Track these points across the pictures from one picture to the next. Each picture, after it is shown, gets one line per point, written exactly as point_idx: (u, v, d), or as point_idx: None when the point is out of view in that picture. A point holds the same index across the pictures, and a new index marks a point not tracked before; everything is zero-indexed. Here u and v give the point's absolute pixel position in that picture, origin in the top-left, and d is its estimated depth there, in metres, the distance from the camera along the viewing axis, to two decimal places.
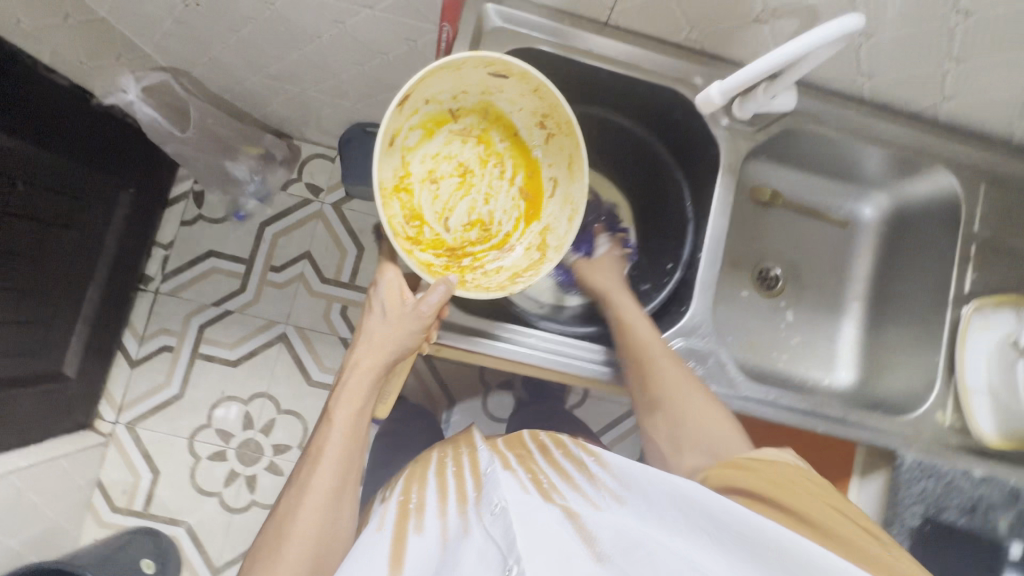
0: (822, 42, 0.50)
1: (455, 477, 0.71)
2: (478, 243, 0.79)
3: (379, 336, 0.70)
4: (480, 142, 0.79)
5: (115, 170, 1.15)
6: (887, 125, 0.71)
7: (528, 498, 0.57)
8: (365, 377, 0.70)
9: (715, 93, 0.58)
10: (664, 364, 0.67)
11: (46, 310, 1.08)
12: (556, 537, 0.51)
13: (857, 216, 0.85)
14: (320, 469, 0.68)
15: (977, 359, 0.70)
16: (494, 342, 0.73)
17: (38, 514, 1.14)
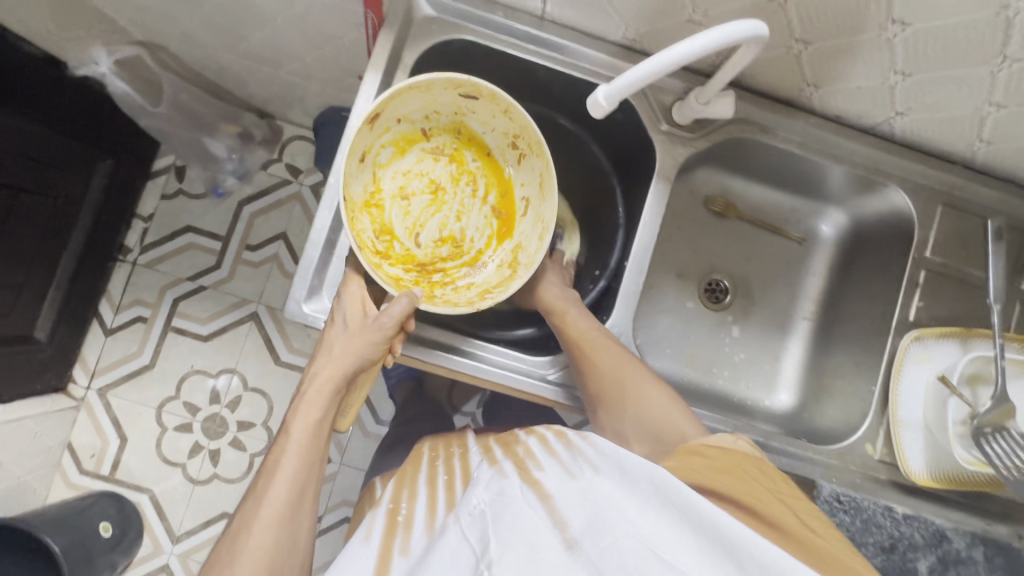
0: (719, 44, 0.46)
1: (444, 487, 0.73)
2: (449, 259, 0.76)
3: (339, 348, 0.67)
4: (454, 160, 0.76)
5: (93, 142, 1.17)
6: (840, 139, 0.68)
7: (500, 488, 0.55)
8: (324, 389, 0.67)
9: (601, 97, 0.50)
10: (602, 356, 0.65)
11: (18, 274, 1.10)
12: (524, 520, 0.49)
13: (815, 233, 0.81)
14: (275, 486, 0.64)
15: (913, 395, 0.68)
16: (415, 345, 0.72)
17: (4, 471, 1.18)
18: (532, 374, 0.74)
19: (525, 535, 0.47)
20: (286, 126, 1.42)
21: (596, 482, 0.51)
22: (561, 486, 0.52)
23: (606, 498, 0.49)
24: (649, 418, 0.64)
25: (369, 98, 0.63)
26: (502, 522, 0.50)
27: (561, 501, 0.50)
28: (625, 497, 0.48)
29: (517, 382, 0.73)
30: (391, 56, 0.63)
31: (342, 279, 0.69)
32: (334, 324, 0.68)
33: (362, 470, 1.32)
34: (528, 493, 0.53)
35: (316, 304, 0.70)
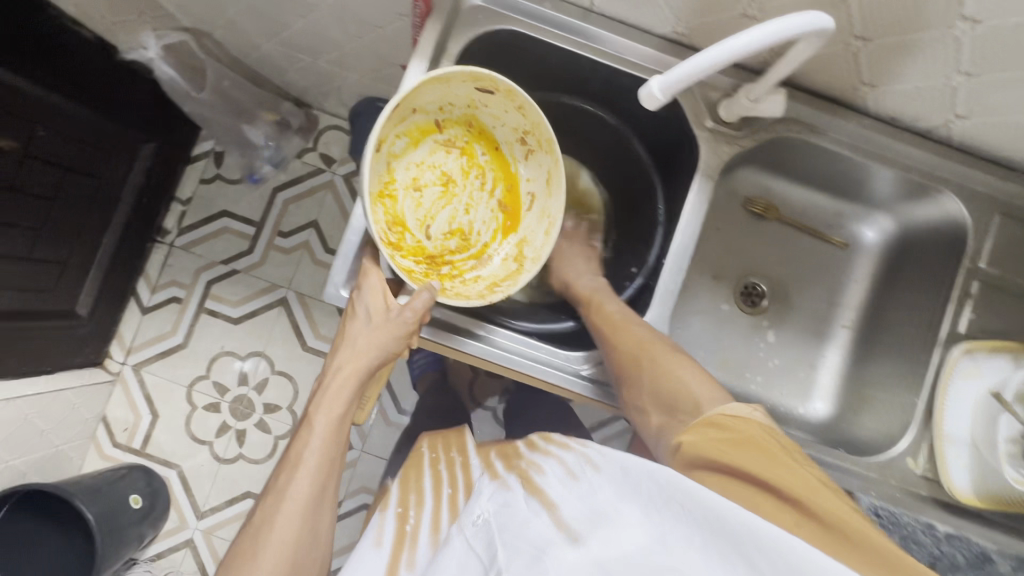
0: (783, 36, 0.44)
1: (449, 500, 0.77)
2: (457, 252, 0.76)
3: (361, 344, 0.68)
4: (464, 153, 0.76)
5: (138, 125, 1.21)
6: (892, 141, 0.66)
7: (505, 500, 0.59)
8: (345, 384, 0.68)
9: (656, 89, 0.49)
10: (629, 332, 0.66)
11: (63, 250, 1.15)
12: (526, 530, 0.52)
13: (858, 239, 0.79)
14: (297, 480, 0.66)
15: (959, 408, 0.65)
16: (449, 333, 0.72)
17: (44, 439, 1.23)
18: (565, 368, 0.73)
19: (529, 542, 0.50)
20: (322, 116, 1.44)
21: (597, 485, 0.53)
22: (565, 499, 0.54)
23: (606, 502, 0.51)
24: (665, 394, 0.63)
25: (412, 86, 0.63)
26: (507, 531, 0.53)
27: (563, 508, 0.53)
28: (623, 497, 0.50)
29: (549, 375, 0.72)
30: (436, 45, 0.63)
31: (361, 271, 0.69)
32: (354, 319, 0.68)
33: (383, 458, 1.33)
34: (533, 504, 0.55)
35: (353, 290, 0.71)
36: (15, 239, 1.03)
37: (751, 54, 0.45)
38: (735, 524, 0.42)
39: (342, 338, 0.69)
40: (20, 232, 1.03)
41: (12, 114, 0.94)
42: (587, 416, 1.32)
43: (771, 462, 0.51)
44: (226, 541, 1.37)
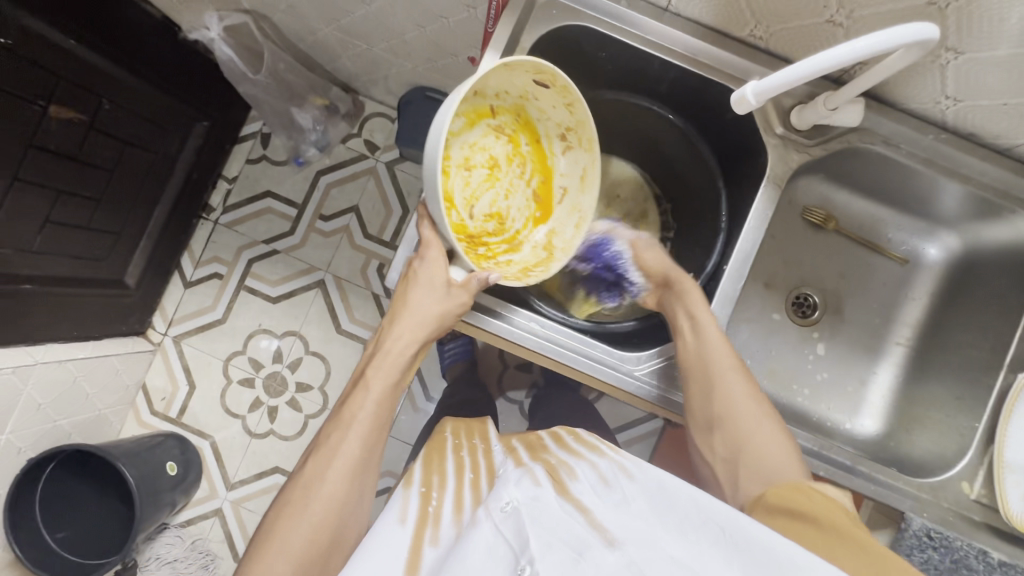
0: (882, 47, 0.43)
1: (471, 482, 0.69)
2: (493, 235, 0.74)
3: (420, 310, 0.68)
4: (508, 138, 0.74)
5: (194, 103, 1.24)
6: (970, 158, 0.64)
7: (534, 493, 0.54)
8: (400, 351, 0.70)
9: (749, 93, 0.51)
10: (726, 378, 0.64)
11: (117, 221, 1.19)
12: (559, 525, 0.50)
13: (919, 255, 0.77)
14: (348, 440, 0.66)
15: (1022, 435, 0.63)
16: (501, 322, 0.70)
17: (88, 402, 1.27)
18: (618, 367, 0.70)
19: (563, 538, 0.48)
20: (368, 103, 1.46)
21: (629, 496, 0.52)
22: (596, 503, 0.51)
23: (638, 515, 0.50)
24: (762, 457, 0.61)
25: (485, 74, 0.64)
26: (539, 523, 0.50)
27: (589, 504, 0.51)
28: (657, 513, 0.50)
29: (600, 373, 0.70)
30: (509, 38, 0.63)
31: (421, 241, 0.68)
32: (419, 287, 0.68)
33: (410, 443, 1.35)
34: (558, 499, 0.53)
35: None
36: (74, 208, 1.07)
37: (854, 64, 0.44)
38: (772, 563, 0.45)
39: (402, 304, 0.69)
40: (80, 202, 1.07)
41: (77, 84, 0.97)
42: (614, 416, 1.32)
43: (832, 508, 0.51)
44: (253, 513, 1.41)
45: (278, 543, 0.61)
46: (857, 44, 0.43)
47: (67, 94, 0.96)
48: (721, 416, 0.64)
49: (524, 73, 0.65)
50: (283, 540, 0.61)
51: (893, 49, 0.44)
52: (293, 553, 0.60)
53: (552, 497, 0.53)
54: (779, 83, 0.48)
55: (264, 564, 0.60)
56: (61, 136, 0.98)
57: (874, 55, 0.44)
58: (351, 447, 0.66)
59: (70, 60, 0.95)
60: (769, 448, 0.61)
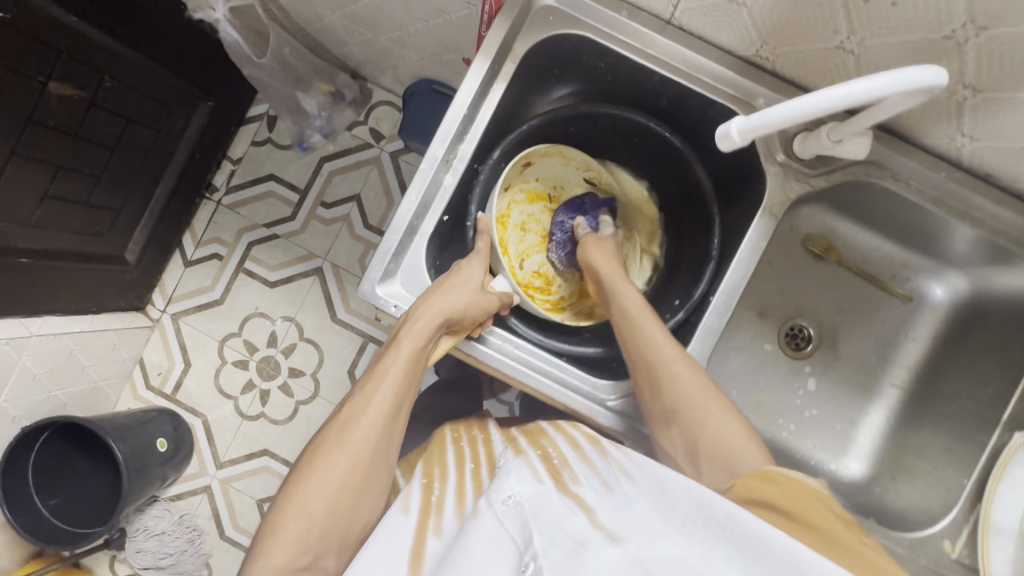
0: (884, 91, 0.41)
1: (472, 476, 0.68)
2: (538, 290, 0.80)
3: (457, 283, 0.66)
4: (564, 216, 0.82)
5: (200, 83, 1.23)
6: (984, 200, 0.60)
7: (537, 490, 0.55)
8: (432, 323, 0.63)
9: (734, 130, 0.51)
10: (677, 369, 0.61)
11: (117, 199, 1.19)
12: (561, 523, 0.49)
13: (924, 295, 0.73)
14: (379, 394, 0.62)
15: (1014, 496, 0.59)
16: (472, 342, 0.69)
17: (84, 374, 1.29)
18: (591, 397, 0.68)
19: (566, 534, 0.48)
20: (375, 90, 1.43)
21: (630, 496, 0.51)
22: (600, 503, 0.51)
23: (640, 518, 0.49)
24: (723, 444, 0.57)
25: (475, 80, 0.61)
26: (542, 519, 0.50)
27: (594, 506, 0.51)
28: (657, 511, 0.48)
29: (573, 402, 0.67)
30: (502, 44, 0.61)
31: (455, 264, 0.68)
32: (456, 272, 0.67)
33: None
34: (561, 498, 0.53)
35: (389, 287, 0.65)
36: (76, 184, 1.07)
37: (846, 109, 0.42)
38: (768, 556, 0.42)
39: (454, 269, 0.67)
40: (80, 178, 1.07)
41: (79, 60, 0.96)
42: None
43: (805, 501, 0.48)
44: (241, 493, 1.43)
45: (308, 486, 0.57)
46: (852, 88, 0.41)
47: (68, 70, 0.96)
48: (674, 410, 0.60)
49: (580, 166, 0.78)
50: (315, 480, 0.58)
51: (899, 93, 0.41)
52: (323, 497, 0.57)
53: (556, 496, 0.53)
54: (768, 124, 0.47)
55: (294, 505, 0.57)
56: (63, 114, 0.98)
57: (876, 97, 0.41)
58: (385, 396, 0.62)
59: (70, 36, 0.93)
60: (726, 430, 0.58)
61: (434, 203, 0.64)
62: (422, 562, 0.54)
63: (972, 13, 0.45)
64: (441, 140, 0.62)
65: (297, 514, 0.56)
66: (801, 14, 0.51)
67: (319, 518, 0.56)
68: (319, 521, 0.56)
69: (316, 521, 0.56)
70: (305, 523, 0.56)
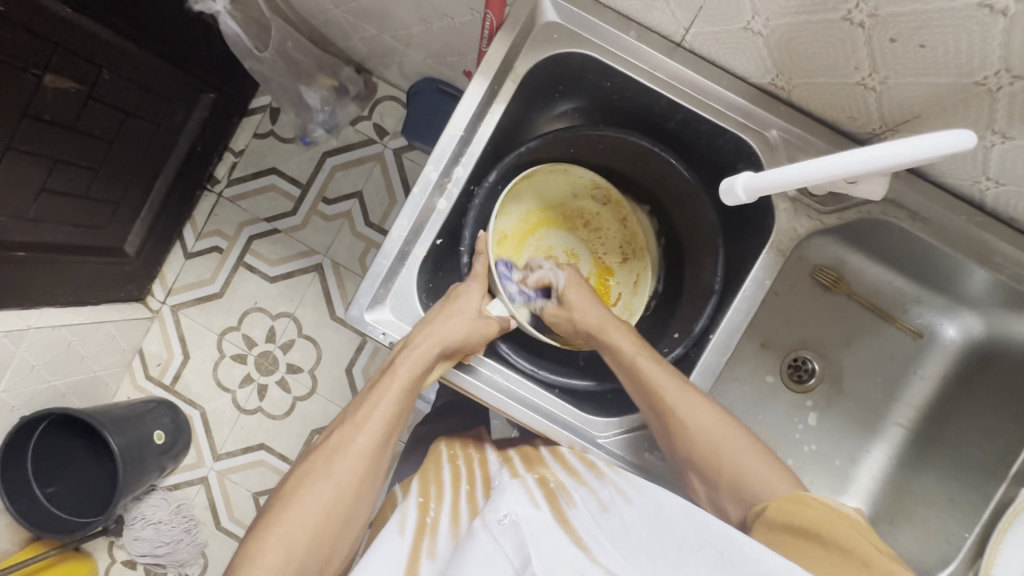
0: (903, 157, 0.39)
1: (466, 497, 0.69)
2: None
3: (451, 315, 0.64)
4: (569, 236, 0.82)
5: (202, 74, 1.21)
6: (993, 240, 0.59)
7: (533, 514, 0.54)
8: (427, 354, 0.62)
9: (738, 185, 0.53)
10: (693, 415, 0.60)
11: (116, 192, 1.18)
12: (560, 553, 0.47)
13: (935, 333, 0.73)
14: (368, 424, 0.62)
15: (1017, 554, 0.57)
16: (459, 371, 0.68)
17: (83, 364, 1.29)
18: (582, 433, 0.68)
19: (566, 560, 0.46)
20: (380, 85, 1.41)
21: (628, 521, 0.51)
22: (593, 532, 0.50)
23: (638, 547, 0.48)
24: (748, 479, 0.57)
25: (473, 101, 0.63)
26: (540, 542, 0.49)
27: (590, 541, 0.49)
28: (655, 540, 0.48)
29: (558, 436, 0.67)
30: (503, 63, 0.63)
31: (452, 293, 0.66)
32: (456, 300, 0.66)
33: None
34: (555, 525, 0.52)
35: (378, 313, 0.65)
36: (73, 177, 1.05)
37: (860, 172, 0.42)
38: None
39: (453, 293, 0.66)
40: (78, 171, 1.05)
41: (76, 53, 0.94)
42: None
43: (838, 523, 0.48)
44: (237, 486, 1.42)
45: (292, 515, 0.57)
46: (855, 157, 0.42)
47: (65, 63, 0.93)
48: (694, 456, 0.60)
49: (587, 185, 0.79)
50: (298, 508, 0.58)
51: (922, 160, 0.39)
52: (306, 527, 0.57)
53: (550, 524, 0.52)
54: (773, 184, 0.49)
55: (275, 530, 0.56)
56: (58, 107, 0.96)
57: (898, 163, 0.40)
58: (375, 427, 0.62)
59: (68, 29, 0.91)
60: (744, 464, 0.58)
61: (426, 227, 0.65)
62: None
63: (1008, 62, 0.44)
64: (434, 163, 0.64)
65: (278, 541, 0.56)
66: (822, 48, 0.52)
67: (300, 548, 0.56)
68: (301, 550, 0.56)
69: (297, 550, 0.56)
70: (286, 554, 0.55)
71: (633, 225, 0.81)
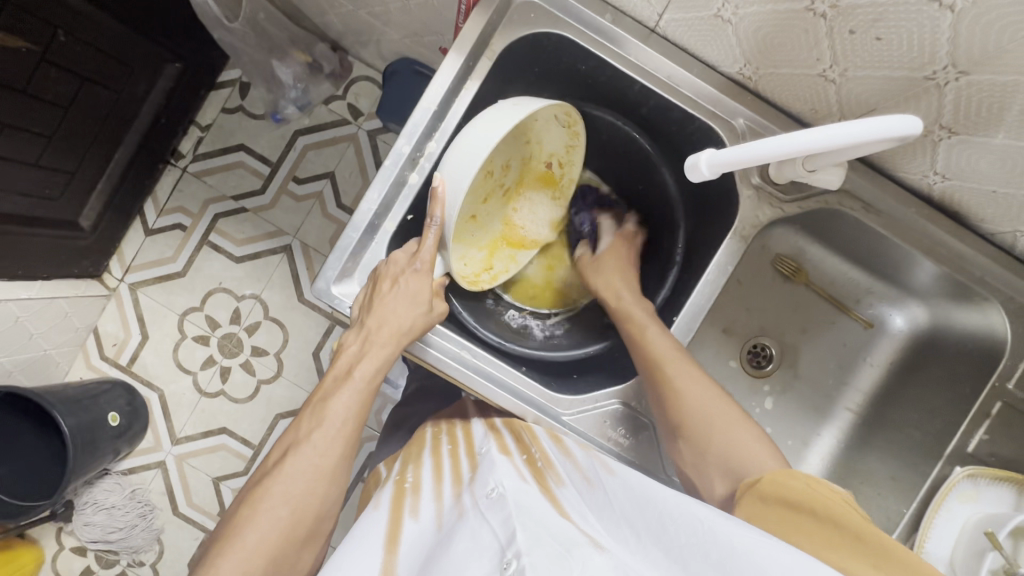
0: (858, 137, 0.41)
1: (449, 459, 0.69)
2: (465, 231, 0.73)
3: (393, 312, 0.61)
4: (509, 150, 0.73)
5: (165, 42, 1.17)
6: (938, 232, 0.63)
7: (521, 485, 0.54)
8: (383, 345, 0.62)
9: (703, 163, 0.54)
10: (699, 393, 0.62)
11: (70, 161, 1.12)
12: (545, 525, 0.47)
13: (884, 322, 0.77)
14: (320, 434, 0.62)
15: (946, 530, 0.62)
16: (421, 344, 0.68)
17: (33, 342, 1.23)
18: (548, 410, 0.69)
19: (551, 534, 0.45)
20: (356, 64, 1.38)
21: (613, 497, 0.52)
22: (579, 511, 0.50)
23: (622, 521, 0.49)
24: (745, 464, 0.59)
25: (446, 77, 0.64)
26: (526, 516, 0.48)
27: (576, 515, 0.49)
28: (636, 509, 0.49)
29: (522, 410, 0.69)
30: (479, 38, 0.63)
31: (381, 274, 0.63)
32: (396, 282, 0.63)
33: None
34: (544, 503, 0.51)
35: (345, 287, 0.65)
36: (23, 144, 1.00)
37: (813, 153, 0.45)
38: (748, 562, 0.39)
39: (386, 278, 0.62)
40: (29, 137, 1.00)
41: (33, 13, 0.89)
42: None
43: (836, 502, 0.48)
44: (196, 470, 1.38)
45: (245, 543, 0.56)
46: (828, 132, 0.43)
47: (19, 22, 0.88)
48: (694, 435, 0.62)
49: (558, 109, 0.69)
50: (253, 526, 0.57)
51: (877, 139, 0.41)
52: (260, 550, 0.56)
53: (535, 498, 0.51)
54: (741, 159, 0.50)
55: (230, 556, 0.55)
56: (7, 66, 0.90)
57: (850, 141, 0.42)
58: (333, 443, 0.62)
59: None
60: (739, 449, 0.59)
61: (397, 203, 0.65)
62: (397, 548, 0.53)
63: (954, 57, 0.47)
64: (407, 137, 0.64)
65: (234, 564, 0.55)
66: (787, 41, 0.55)
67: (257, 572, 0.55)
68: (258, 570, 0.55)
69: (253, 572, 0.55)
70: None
71: (576, 153, 0.76)
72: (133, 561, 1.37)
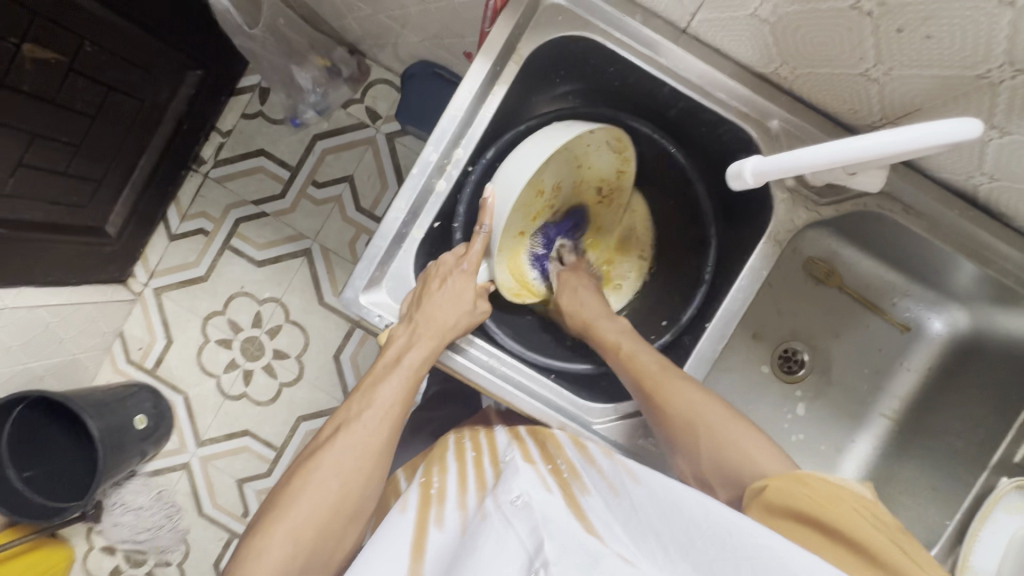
0: (904, 145, 0.40)
1: (474, 465, 0.68)
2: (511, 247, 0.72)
3: (441, 310, 0.62)
4: (562, 170, 0.70)
5: (186, 50, 1.17)
6: (982, 234, 0.61)
7: (547, 496, 0.53)
8: (427, 340, 0.62)
9: (747, 169, 0.54)
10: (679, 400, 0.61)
11: (98, 169, 1.14)
12: (572, 539, 0.46)
13: (923, 326, 0.75)
14: (366, 415, 0.62)
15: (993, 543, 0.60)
16: (451, 353, 0.67)
17: (63, 347, 1.26)
18: (577, 418, 0.69)
19: (579, 545, 0.44)
20: (374, 68, 1.38)
21: (637, 504, 0.51)
22: (606, 523, 0.49)
23: (648, 531, 0.47)
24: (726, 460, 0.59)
25: (474, 82, 0.63)
26: (554, 527, 0.47)
27: (601, 528, 0.48)
28: (664, 520, 0.47)
29: (551, 420, 0.68)
30: (506, 43, 0.62)
31: (427, 276, 0.64)
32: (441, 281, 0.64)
33: None
34: (570, 514, 0.50)
35: (373, 296, 0.65)
36: (52, 153, 1.02)
37: (857, 162, 0.44)
38: None
39: (435, 279, 0.64)
40: (58, 146, 1.02)
41: (58, 24, 0.90)
42: None
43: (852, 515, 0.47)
44: (220, 472, 1.40)
45: (298, 510, 0.57)
46: (874, 141, 0.42)
47: (45, 34, 0.89)
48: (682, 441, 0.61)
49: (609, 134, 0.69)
50: (305, 497, 0.57)
51: (924, 147, 0.40)
52: (311, 522, 0.57)
53: (562, 510, 0.50)
54: (784, 167, 0.49)
55: (283, 523, 0.56)
56: (34, 76, 0.91)
57: (899, 148, 0.41)
58: (380, 424, 0.62)
59: None
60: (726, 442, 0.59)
61: (424, 209, 0.65)
62: (425, 559, 0.53)
63: (1011, 56, 0.45)
64: (434, 145, 0.64)
65: (285, 535, 0.55)
66: (827, 40, 0.53)
67: (308, 540, 0.56)
68: (308, 541, 0.56)
69: (305, 541, 0.56)
70: (293, 545, 0.55)
71: (626, 179, 0.75)
72: (161, 561, 1.39)
